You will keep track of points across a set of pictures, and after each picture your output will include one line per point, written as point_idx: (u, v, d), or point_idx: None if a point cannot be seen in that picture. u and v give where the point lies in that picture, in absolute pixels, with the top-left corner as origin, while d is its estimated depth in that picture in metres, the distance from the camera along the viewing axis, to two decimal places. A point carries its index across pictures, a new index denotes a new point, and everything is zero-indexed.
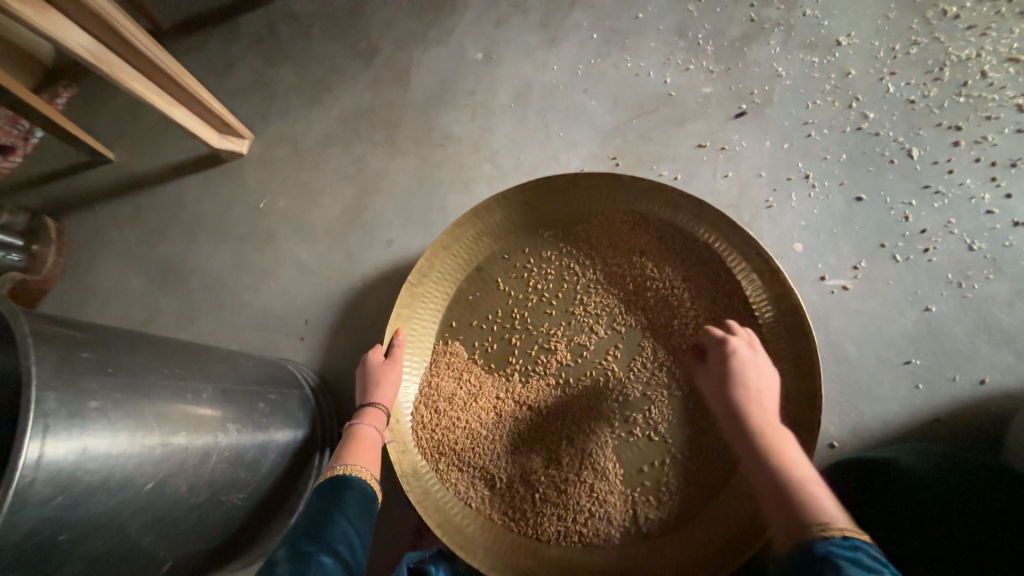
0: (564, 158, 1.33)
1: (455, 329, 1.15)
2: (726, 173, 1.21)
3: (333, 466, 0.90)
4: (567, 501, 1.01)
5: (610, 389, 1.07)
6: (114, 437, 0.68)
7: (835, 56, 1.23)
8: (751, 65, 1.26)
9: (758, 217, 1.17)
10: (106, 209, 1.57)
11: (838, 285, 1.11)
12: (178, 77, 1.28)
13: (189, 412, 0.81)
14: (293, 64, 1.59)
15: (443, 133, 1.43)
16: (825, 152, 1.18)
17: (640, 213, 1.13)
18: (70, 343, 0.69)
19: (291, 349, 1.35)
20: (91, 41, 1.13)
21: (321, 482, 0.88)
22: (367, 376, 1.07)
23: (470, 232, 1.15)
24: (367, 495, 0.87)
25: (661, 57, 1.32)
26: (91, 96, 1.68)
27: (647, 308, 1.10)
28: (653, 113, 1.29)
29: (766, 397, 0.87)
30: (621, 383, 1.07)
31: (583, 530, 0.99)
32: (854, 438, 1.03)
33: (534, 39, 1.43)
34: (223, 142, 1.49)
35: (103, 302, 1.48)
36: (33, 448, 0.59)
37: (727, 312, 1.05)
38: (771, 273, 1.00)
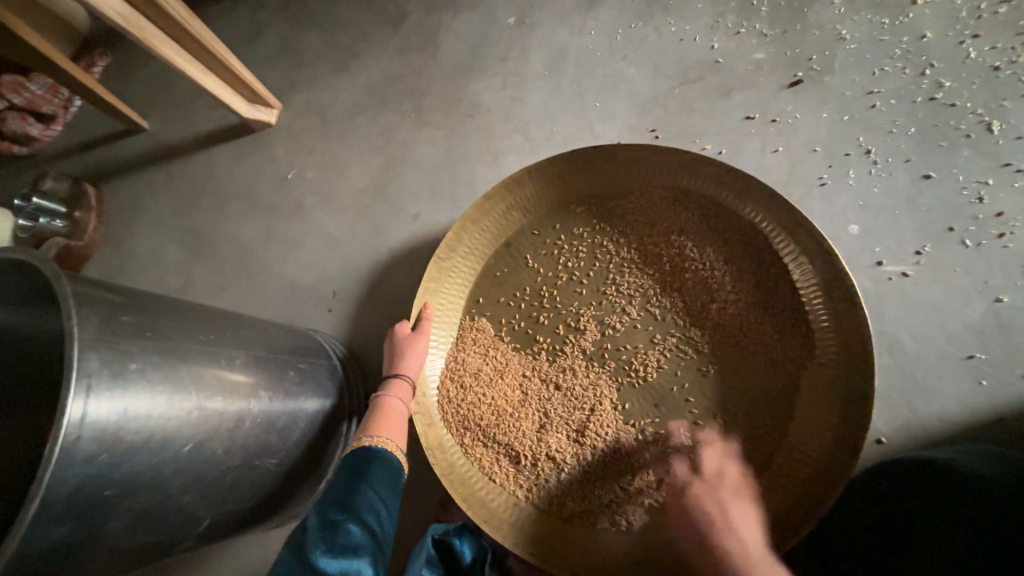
0: (599, 129, 1.26)
1: (483, 306, 1.13)
2: (776, 148, 1.12)
3: (358, 437, 0.90)
4: (591, 481, 1.00)
5: (639, 372, 1.04)
6: (154, 399, 0.70)
7: (908, 17, 1.10)
8: (811, 27, 1.15)
9: (810, 196, 1.09)
10: (141, 177, 1.60)
11: (897, 271, 1.03)
12: (208, 43, 1.27)
13: (223, 378, 0.82)
14: (321, 30, 1.55)
15: (472, 102, 1.37)
16: (891, 125, 1.08)
17: (681, 188, 1.07)
18: (111, 306, 0.70)
19: (320, 321, 1.36)
20: (125, 6, 1.11)
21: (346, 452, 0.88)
22: (392, 349, 1.07)
23: (500, 205, 1.11)
24: (393, 465, 0.87)
25: (708, 21, 1.22)
26: (126, 64, 1.69)
27: (684, 290, 1.06)
28: (697, 81, 1.20)
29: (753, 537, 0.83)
30: (653, 366, 1.03)
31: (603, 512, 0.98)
32: (902, 435, 0.97)
33: (570, 2, 1.35)
34: (253, 112, 1.49)
35: (140, 268, 1.52)
36: (78, 404, 0.61)
37: (771, 297, 1.01)
38: (822, 254, 0.95)
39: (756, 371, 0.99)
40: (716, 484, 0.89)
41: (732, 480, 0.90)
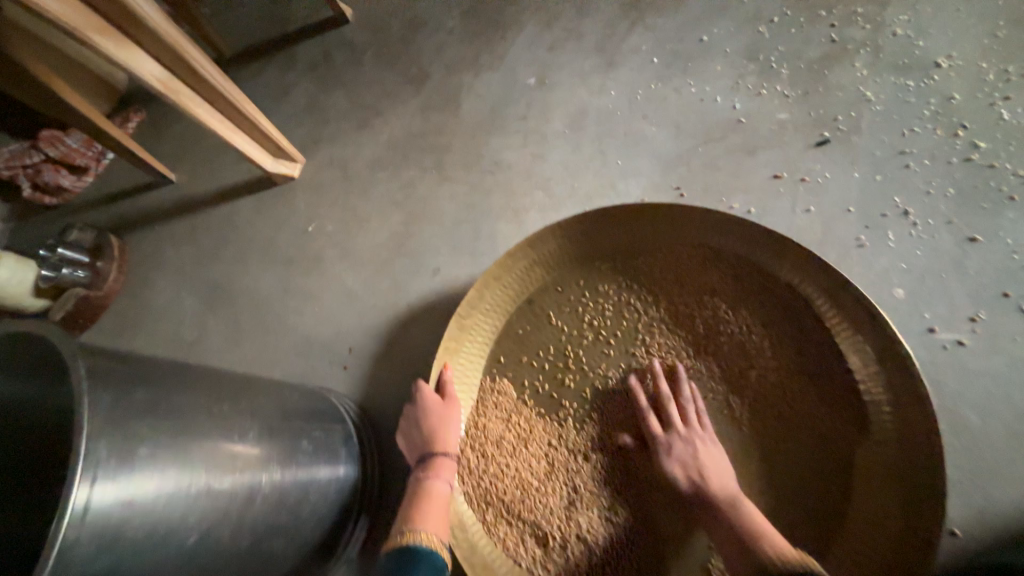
0: (621, 186, 1.26)
1: (507, 367, 1.08)
2: (807, 207, 1.10)
3: (400, 531, 0.82)
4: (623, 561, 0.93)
5: None
6: (159, 489, 0.65)
7: (934, 79, 1.11)
8: (833, 89, 1.16)
9: (848, 256, 1.05)
10: (165, 229, 1.62)
11: (951, 340, 0.97)
12: (239, 105, 1.31)
13: (234, 454, 0.77)
14: (346, 89, 1.60)
15: (493, 159, 1.39)
16: (928, 186, 1.06)
17: (711, 247, 1.04)
18: (124, 382, 0.66)
19: (334, 379, 1.32)
20: (162, 71, 1.16)
21: (388, 551, 0.80)
22: (424, 419, 0.99)
23: (522, 262, 1.08)
24: (439, 568, 0.78)
25: (728, 82, 1.24)
26: (159, 120, 1.76)
27: (718, 353, 1.01)
28: (720, 140, 1.20)
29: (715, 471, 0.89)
30: None
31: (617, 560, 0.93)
32: (975, 523, 0.88)
33: (589, 64, 1.38)
34: (278, 166, 1.52)
35: (156, 319, 1.51)
36: (82, 494, 0.56)
37: (815, 363, 0.95)
38: (867, 317, 0.90)
39: (805, 446, 0.92)
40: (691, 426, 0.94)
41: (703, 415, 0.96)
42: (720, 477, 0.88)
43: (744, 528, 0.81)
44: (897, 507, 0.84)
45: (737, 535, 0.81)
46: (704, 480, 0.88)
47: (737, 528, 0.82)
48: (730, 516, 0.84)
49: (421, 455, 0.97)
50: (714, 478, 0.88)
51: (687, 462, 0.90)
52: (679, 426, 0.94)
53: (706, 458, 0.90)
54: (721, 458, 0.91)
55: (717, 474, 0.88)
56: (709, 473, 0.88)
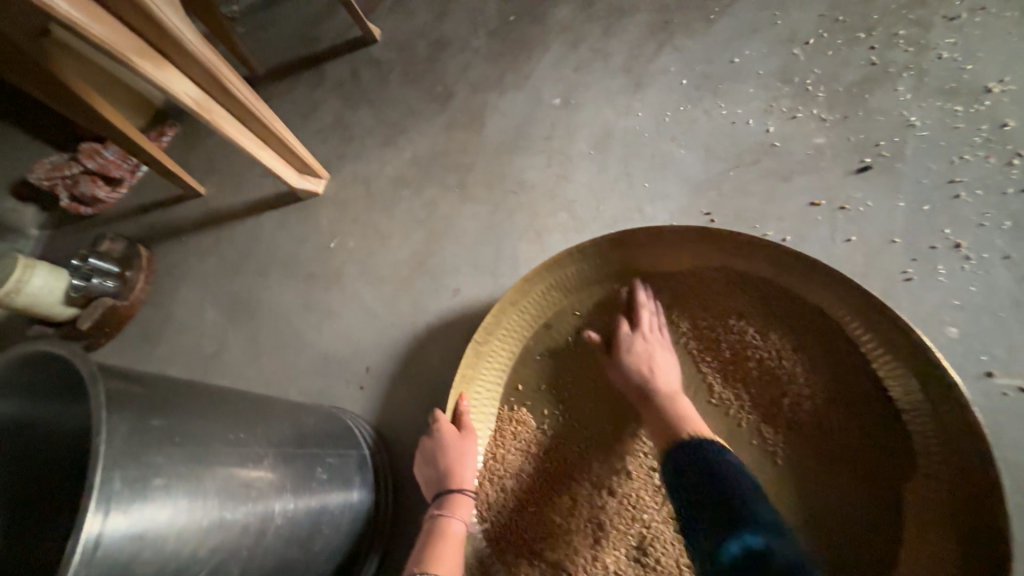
0: (648, 210, 1.22)
1: (525, 394, 1.04)
2: (848, 237, 1.05)
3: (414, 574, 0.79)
4: None
5: None
6: (172, 522, 0.63)
7: (984, 105, 1.05)
8: (874, 113, 1.11)
9: (893, 290, 0.99)
10: (191, 241, 1.65)
11: (1012, 385, 0.90)
12: (268, 122, 1.34)
13: (248, 483, 0.75)
14: (372, 108, 1.62)
15: (516, 179, 1.37)
16: (981, 218, 0.99)
17: (737, 270, 0.99)
18: (143, 408, 0.65)
19: (350, 398, 1.30)
20: (197, 91, 1.19)
21: None
22: (440, 453, 0.96)
23: (539, 287, 1.05)
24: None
25: (761, 104, 1.21)
26: (191, 135, 1.80)
27: (749, 381, 0.95)
28: (752, 164, 1.16)
29: (659, 372, 0.94)
30: None
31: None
32: None
33: (616, 84, 1.36)
34: (302, 182, 1.53)
35: (179, 331, 1.53)
36: (94, 527, 0.54)
37: (856, 395, 0.88)
38: (910, 343, 0.83)
39: (847, 489, 0.85)
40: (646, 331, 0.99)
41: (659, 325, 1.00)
42: (666, 379, 0.93)
43: (671, 416, 0.88)
44: (956, 562, 0.76)
45: (664, 420, 0.87)
46: (650, 378, 0.93)
47: (665, 417, 0.88)
48: (664, 407, 0.89)
49: (437, 492, 0.94)
50: (662, 379, 0.93)
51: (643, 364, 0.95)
52: (645, 328, 0.99)
53: (660, 361, 0.95)
54: (672, 362, 0.97)
55: (666, 377, 0.94)
56: (660, 373, 0.93)
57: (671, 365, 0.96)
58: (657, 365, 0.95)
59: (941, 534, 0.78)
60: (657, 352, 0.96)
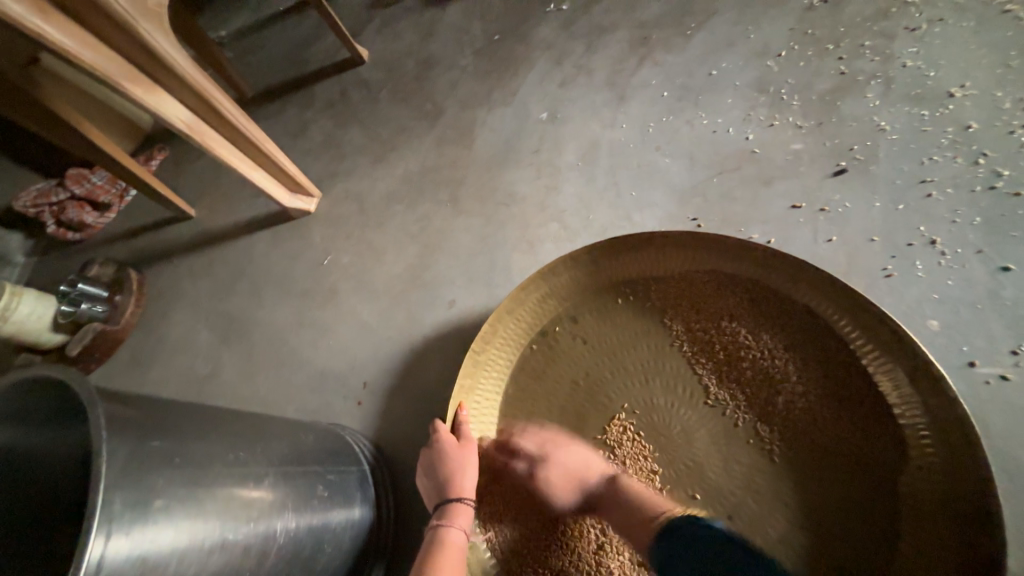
0: (637, 218, 1.26)
1: (523, 403, 1.05)
2: (829, 237, 1.09)
3: None
4: None
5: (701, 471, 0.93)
6: (174, 543, 0.62)
7: (949, 109, 1.11)
8: (847, 119, 1.17)
9: (875, 287, 1.03)
10: (183, 263, 1.64)
11: (994, 374, 0.93)
12: (260, 143, 1.35)
13: (248, 502, 0.75)
14: (363, 126, 1.65)
15: (507, 192, 1.40)
16: (953, 215, 1.04)
17: (726, 272, 1.02)
18: (142, 430, 0.65)
19: (348, 415, 1.29)
20: (188, 114, 1.20)
21: None
22: (439, 463, 0.96)
23: (535, 295, 1.07)
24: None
25: (740, 113, 1.26)
26: (181, 157, 1.81)
27: (742, 381, 0.97)
28: (735, 170, 1.21)
29: (589, 470, 0.96)
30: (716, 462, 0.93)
31: None
32: None
33: (600, 98, 1.41)
34: (295, 201, 1.55)
35: (171, 353, 1.51)
36: (97, 549, 0.54)
37: (848, 389, 0.90)
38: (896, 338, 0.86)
39: (845, 481, 0.87)
40: (541, 456, 0.98)
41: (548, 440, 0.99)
42: (592, 470, 0.95)
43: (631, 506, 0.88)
44: (955, 548, 0.78)
45: (639, 513, 0.92)
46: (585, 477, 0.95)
47: (629, 506, 0.88)
48: (615, 505, 0.90)
49: (437, 502, 0.94)
50: (591, 470, 0.95)
51: (558, 467, 0.96)
52: (535, 451, 0.99)
53: (580, 465, 0.96)
54: (583, 447, 0.99)
55: (595, 465, 0.96)
56: (584, 471, 0.95)
57: (586, 453, 0.98)
58: (581, 467, 0.96)
59: (936, 521, 0.80)
60: (568, 457, 0.97)
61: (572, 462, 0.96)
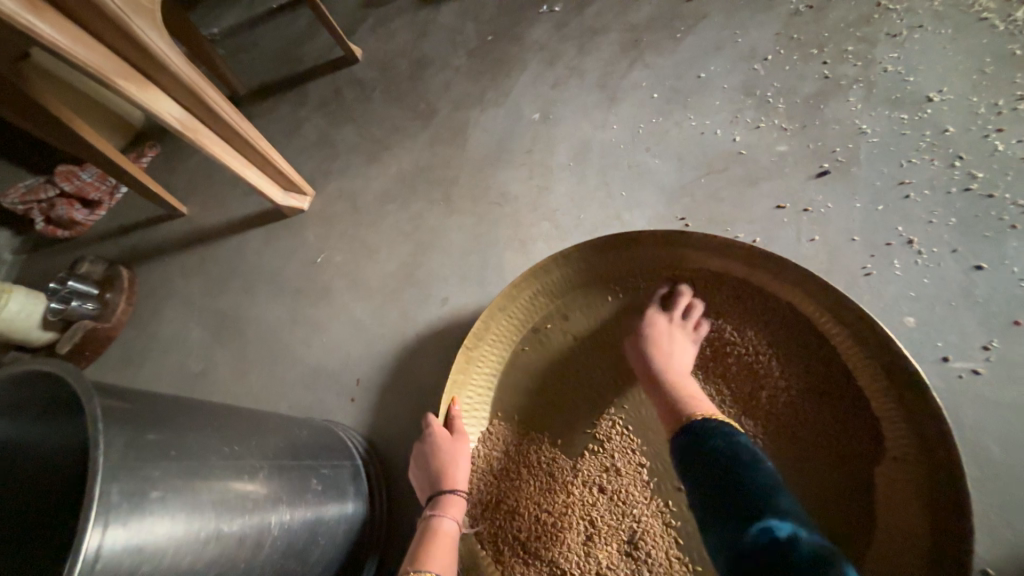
0: (626, 217, 1.28)
1: (515, 398, 1.07)
2: (812, 237, 1.12)
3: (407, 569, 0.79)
4: None
5: None
6: (169, 533, 0.63)
7: (926, 113, 1.15)
8: (830, 122, 1.20)
9: (855, 284, 1.06)
10: (174, 261, 1.64)
11: (966, 368, 0.97)
12: (253, 141, 1.36)
13: (243, 494, 0.76)
14: (356, 125, 1.66)
15: (500, 191, 1.42)
16: (929, 215, 1.08)
17: (713, 270, 1.05)
18: (138, 424, 0.66)
19: (341, 411, 1.30)
20: (181, 112, 1.21)
21: None
22: (432, 456, 0.98)
23: (527, 292, 1.09)
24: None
25: (727, 116, 1.28)
26: (172, 155, 1.81)
27: (728, 375, 1.00)
28: (722, 171, 1.23)
29: (677, 362, 0.95)
30: None
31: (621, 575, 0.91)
32: (1009, 564, 0.86)
33: (591, 99, 1.43)
34: (288, 199, 1.55)
35: (162, 351, 1.51)
36: (94, 541, 0.55)
37: (829, 384, 0.93)
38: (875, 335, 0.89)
39: (824, 473, 0.90)
40: (674, 319, 1.01)
41: (692, 321, 1.02)
42: (681, 364, 0.96)
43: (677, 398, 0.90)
44: (929, 538, 0.81)
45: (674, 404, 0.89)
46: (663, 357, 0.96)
47: (668, 401, 0.90)
48: (670, 389, 0.92)
49: (430, 493, 0.95)
50: (677, 363, 0.95)
51: (660, 344, 0.98)
52: (675, 318, 1.02)
53: (678, 349, 0.97)
54: (690, 353, 0.99)
55: (680, 363, 0.96)
56: (674, 357, 0.96)
57: (689, 352, 0.99)
58: (681, 356, 0.97)
59: (910, 508, 0.83)
60: (682, 344, 0.99)
61: (683, 347, 0.98)
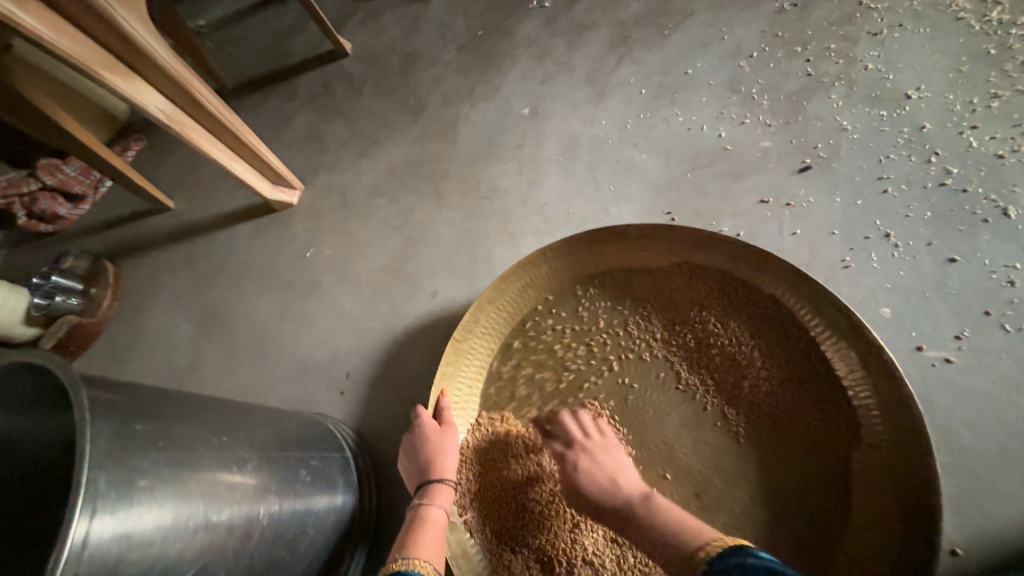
0: (614, 211, 1.30)
1: (504, 390, 1.08)
2: (794, 231, 1.14)
3: (397, 556, 0.81)
4: None
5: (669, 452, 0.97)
6: (158, 521, 0.64)
7: (905, 110, 1.18)
8: (812, 118, 1.22)
9: (835, 277, 1.09)
10: (161, 255, 1.62)
11: (939, 357, 1.00)
12: (241, 135, 1.35)
13: (232, 484, 0.76)
14: (345, 119, 1.65)
15: (489, 186, 1.43)
16: (907, 209, 1.11)
17: (697, 264, 1.06)
18: (125, 413, 0.66)
19: (330, 405, 1.31)
20: (167, 104, 1.19)
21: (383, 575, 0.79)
22: (421, 446, 0.99)
23: (516, 285, 1.10)
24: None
25: (713, 112, 1.30)
26: (159, 148, 1.78)
27: (711, 367, 1.02)
28: (707, 166, 1.25)
29: (625, 480, 0.92)
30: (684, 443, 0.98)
31: (607, 560, 0.93)
32: (976, 544, 0.89)
33: (580, 95, 1.44)
34: (277, 193, 1.54)
35: (149, 346, 1.50)
36: (81, 528, 0.55)
37: (809, 374, 0.96)
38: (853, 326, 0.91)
39: (802, 459, 0.93)
40: (592, 440, 0.98)
41: (604, 435, 0.99)
42: (632, 484, 0.91)
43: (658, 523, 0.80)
44: (901, 518, 0.84)
45: (659, 541, 0.78)
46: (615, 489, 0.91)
47: (654, 529, 0.81)
48: (642, 518, 0.84)
49: (419, 483, 0.97)
50: (625, 482, 0.92)
51: (598, 472, 0.94)
52: (580, 438, 0.99)
53: (616, 464, 0.94)
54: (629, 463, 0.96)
55: (629, 481, 0.92)
56: (620, 477, 0.92)
57: (626, 461, 0.95)
58: (621, 474, 0.93)
59: (882, 489, 0.87)
60: (616, 456, 0.96)
61: (618, 460, 0.95)
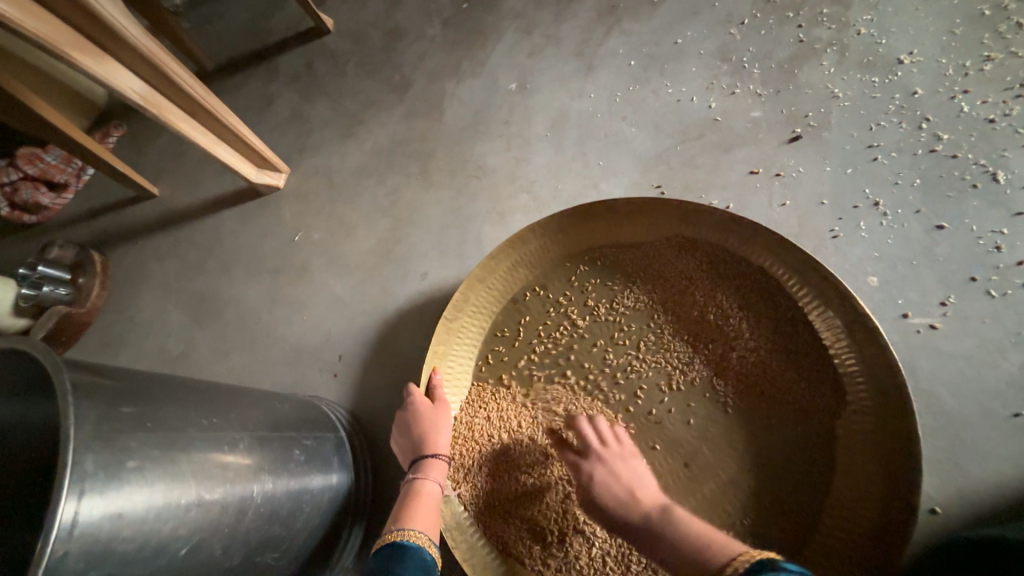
0: (604, 186, 1.28)
1: (495, 367, 1.09)
2: (783, 202, 1.13)
3: (392, 528, 0.82)
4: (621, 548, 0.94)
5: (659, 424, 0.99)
6: (149, 500, 0.64)
7: (897, 75, 1.16)
8: (803, 87, 1.20)
9: (823, 247, 1.09)
10: (148, 243, 1.60)
11: (925, 324, 1.01)
12: (222, 117, 1.31)
13: (224, 464, 0.77)
14: (329, 99, 1.61)
15: (477, 163, 1.41)
16: (895, 177, 1.10)
17: (685, 237, 1.06)
18: (112, 397, 0.66)
19: (325, 387, 1.31)
20: (143, 86, 1.15)
21: (378, 547, 0.81)
22: (414, 423, 1.00)
23: (504, 264, 1.09)
24: (428, 565, 0.78)
25: (703, 82, 1.28)
26: (140, 134, 1.74)
27: (699, 340, 1.03)
28: (697, 138, 1.24)
29: (643, 490, 0.85)
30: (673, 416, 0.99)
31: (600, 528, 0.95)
32: (956, 504, 0.92)
33: (568, 68, 1.41)
34: (261, 176, 1.51)
35: (140, 335, 1.49)
36: (69, 510, 0.55)
37: (796, 344, 0.97)
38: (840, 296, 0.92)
39: (788, 426, 0.94)
40: (607, 449, 0.92)
41: (621, 442, 0.94)
42: (649, 495, 0.84)
43: (677, 532, 0.74)
44: (882, 480, 0.86)
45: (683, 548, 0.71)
46: (630, 502, 0.83)
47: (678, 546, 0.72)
48: (664, 532, 0.76)
49: (413, 459, 0.98)
50: (640, 494, 0.84)
51: (616, 483, 0.87)
52: (597, 446, 0.93)
53: (634, 475, 0.88)
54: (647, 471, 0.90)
55: (645, 492, 0.85)
56: (638, 491, 0.85)
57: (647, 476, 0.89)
58: (642, 485, 0.86)
59: (864, 454, 0.88)
60: (636, 466, 0.90)
61: (640, 473, 0.89)
